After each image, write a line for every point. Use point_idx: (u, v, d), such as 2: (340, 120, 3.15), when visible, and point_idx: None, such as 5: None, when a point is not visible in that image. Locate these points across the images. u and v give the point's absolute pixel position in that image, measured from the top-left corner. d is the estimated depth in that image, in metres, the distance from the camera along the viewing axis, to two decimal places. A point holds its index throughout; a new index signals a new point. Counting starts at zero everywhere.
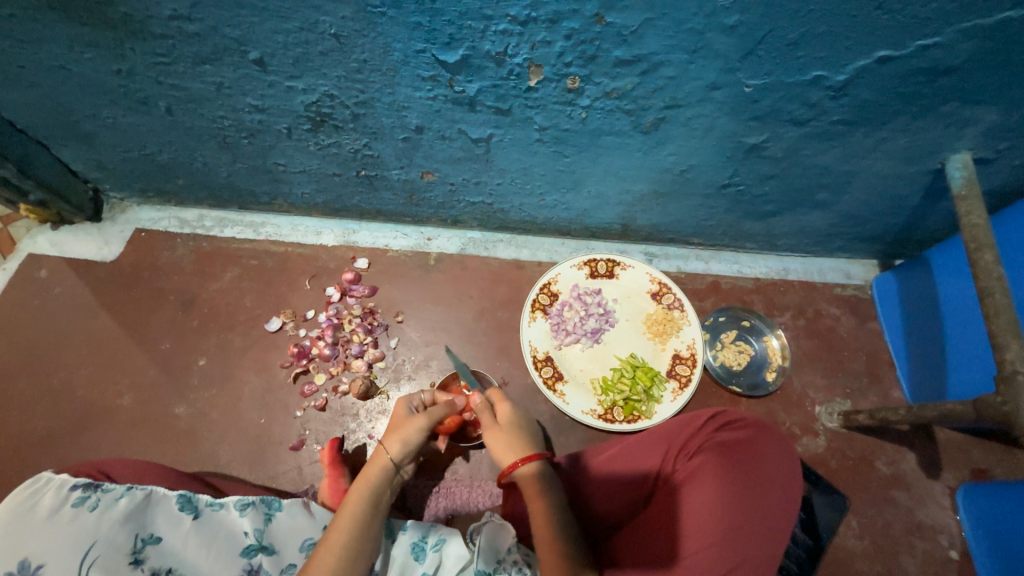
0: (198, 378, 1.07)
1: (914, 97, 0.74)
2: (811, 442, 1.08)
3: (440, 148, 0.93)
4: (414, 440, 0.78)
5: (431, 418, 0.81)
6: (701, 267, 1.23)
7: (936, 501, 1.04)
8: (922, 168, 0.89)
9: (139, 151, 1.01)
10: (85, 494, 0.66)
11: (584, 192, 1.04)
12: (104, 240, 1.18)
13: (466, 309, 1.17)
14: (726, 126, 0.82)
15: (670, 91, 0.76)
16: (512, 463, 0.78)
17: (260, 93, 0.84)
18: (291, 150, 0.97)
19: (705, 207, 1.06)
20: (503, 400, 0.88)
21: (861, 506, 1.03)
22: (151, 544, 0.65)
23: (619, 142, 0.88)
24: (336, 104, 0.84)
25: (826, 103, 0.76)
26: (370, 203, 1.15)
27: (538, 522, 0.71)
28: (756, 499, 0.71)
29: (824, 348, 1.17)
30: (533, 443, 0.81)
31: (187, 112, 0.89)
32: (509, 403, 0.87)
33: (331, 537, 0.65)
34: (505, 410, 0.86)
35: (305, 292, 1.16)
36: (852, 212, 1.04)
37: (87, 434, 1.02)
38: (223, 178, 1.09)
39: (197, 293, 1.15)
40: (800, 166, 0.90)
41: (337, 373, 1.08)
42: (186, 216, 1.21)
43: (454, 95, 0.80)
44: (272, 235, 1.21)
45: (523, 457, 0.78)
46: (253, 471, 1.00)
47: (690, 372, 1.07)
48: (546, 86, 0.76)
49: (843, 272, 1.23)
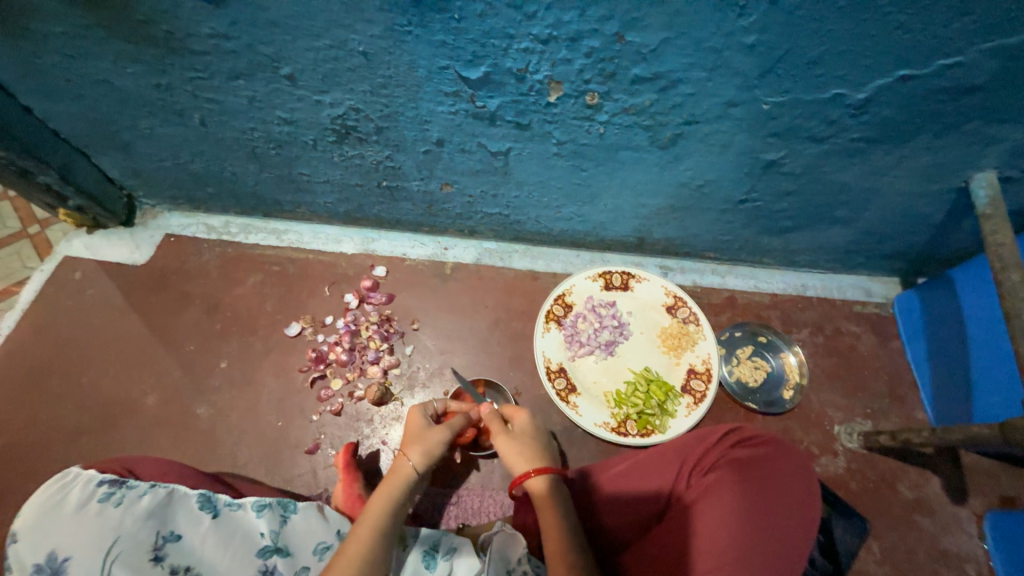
0: (219, 380, 1.10)
1: (936, 115, 0.74)
2: (830, 463, 1.06)
3: (460, 160, 0.95)
4: (436, 452, 0.80)
5: (452, 430, 0.82)
6: (718, 281, 1.22)
7: (962, 528, 1.00)
8: (946, 186, 0.88)
9: (172, 161, 1.06)
10: (110, 490, 0.68)
11: (600, 205, 1.05)
12: (136, 244, 1.23)
13: (480, 319, 1.18)
14: (744, 142, 0.83)
15: (688, 107, 0.77)
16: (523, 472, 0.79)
17: (289, 107, 0.87)
18: (316, 161, 1.01)
19: (721, 222, 1.06)
20: (519, 411, 0.88)
21: (883, 531, 1.00)
22: (171, 541, 0.66)
23: (636, 157, 0.89)
24: (361, 117, 0.87)
25: (846, 121, 0.76)
26: (389, 213, 1.18)
27: (550, 535, 0.70)
28: (774, 519, 0.69)
29: (843, 366, 1.14)
30: (548, 456, 0.82)
31: (219, 124, 0.93)
32: (526, 413, 0.88)
33: (350, 546, 0.66)
34: (521, 421, 0.86)
35: (324, 299, 1.19)
36: (873, 229, 1.03)
37: (112, 431, 1.05)
38: (250, 187, 1.13)
39: (220, 297, 1.18)
40: (819, 182, 0.90)
41: (353, 378, 1.10)
42: (213, 222, 1.26)
43: (475, 109, 0.82)
44: (294, 242, 1.24)
45: (534, 469, 0.79)
46: (269, 473, 1.02)
47: (705, 387, 1.06)
48: (565, 101, 0.78)
49: (863, 289, 1.21)
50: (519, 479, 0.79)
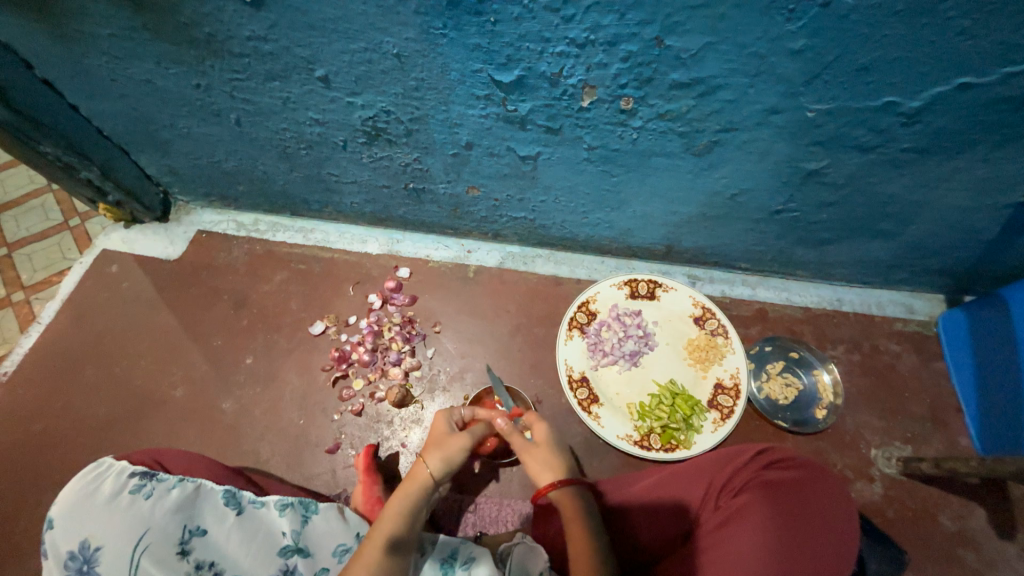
0: (245, 375, 1.12)
1: (998, 126, 0.69)
2: (866, 488, 1.01)
3: (488, 164, 0.95)
4: (455, 461, 0.77)
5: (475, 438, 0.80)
6: (748, 293, 1.18)
7: (1010, 565, 0.94)
8: (1003, 200, 0.82)
9: (207, 160, 1.09)
10: (141, 482, 0.69)
11: (628, 212, 1.03)
12: (169, 239, 1.26)
13: (502, 323, 1.17)
14: (785, 151, 0.79)
15: (727, 115, 0.75)
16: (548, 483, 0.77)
17: (322, 109, 0.88)
18: (344, 162, 1.01)
19: (754, 232, 1.02)
20: (541, 420, 0.85)
21: (922, 564, 0.95)
22: (197, 536, 0.67)
23: (669, 164, 0.87)
24: (391, 120, 0.87)
25: (897, 130, 0.72)
26: (414, 215, 1.18)
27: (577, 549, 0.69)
28: (808, 548, 0.66)
29: (881, 387, 1.09)
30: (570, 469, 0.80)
31: (253, 124, 0.95)
32: (548, 423, 0.85)
33: (367, 552, 0.66)
34: (543, 430, 0.83)
35: (349, 298, 1.20)
36: (919, 243, 0.98)
37: (141, 422, 1.08)
38: (280, 186, 1.15)
39: (248, 294, 1.20)
40: (864, 194, 0.86)
41: (374, 379, 1.10)
42: (243, 220, 1.28)
43: (506, 113, 0.81)
44: (320, 242, 1.26)
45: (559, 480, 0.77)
46: (290, 470, 1.03)
47: (733, 403, 1.02)
48: (599, 106, 0.76)
49: (904, 306, 1.16)
50: (543, 490, 0.76)
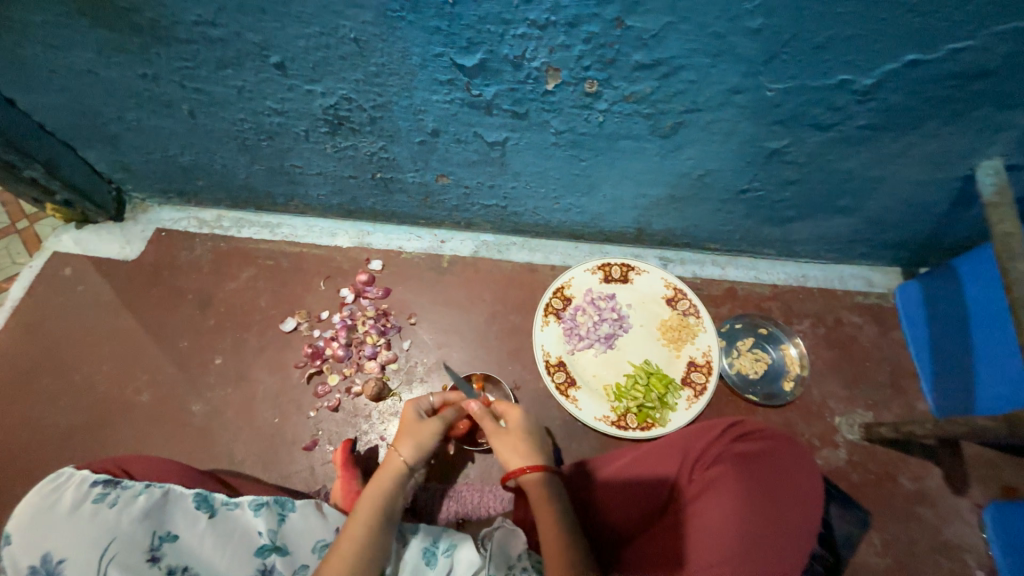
0: (214, 376, 1.09)
1: (946, 102, 0.72)
2: (831, 454, 1.05)
3: (456, 151, 0.93)
4: (426, 446, 0.79)
5: (445, 424, 0.82)
6: (718, 273, 1.21)
7: (963, 518, 1.01)
8: (952, 174, 0.86)
9: (160, 154, 1.04)
10: (105, 490, 0.67)
11: (599, 195, 1.03)
12: (126, 239, 1.21)
13: (478, 313, 1.17)
14: (747, 130, 0.81)
15: (690, 95, 0.75)
16: (519, 466, 0.78)
17: (280, 97, 0.84)
18: (308, 153, 0.98)
19: (722, 212, 1.04)
20: (513, 407, 0.86)
21: (884, 523, 1.00)
22: (168, 542, 0.65)
23: (636, 147, 0.87)
24: (353, 107, 0.85)
25: (852, 108, 0.74)
26: (384, 205, 1.15)
27: (545, 531, 0.70)
28: (777, 513, 0.71)
29: (844, 358, 1.14)
30: (541, 450, 0.82)
31: (208, 115, 0.91)
32: (521, 410, 0.86)
33: (344, 544, 0.66)
34: (515, 417, 0.85)
35: (320, 293, 1.17)
36: (877, 218, 1.01)
37: (104, 430, 1.04)
38: (242, 180, 1.11)
39: (213, 293, 1.16)
40: (823, 171, 0.88)
41: (350, 374, 1.09)
42: (205, 217, 1.23)
43: (471, 98, 0.80)
44: (288, 236, 1.22)
45: (530, 462, 0.78)
46: (267, 470, 1.01)
47: (706, 379, 1.05)
48: (563, 89, 0.76)
49: (865, 280, 1.20)
50: (512, 472, 0.78)
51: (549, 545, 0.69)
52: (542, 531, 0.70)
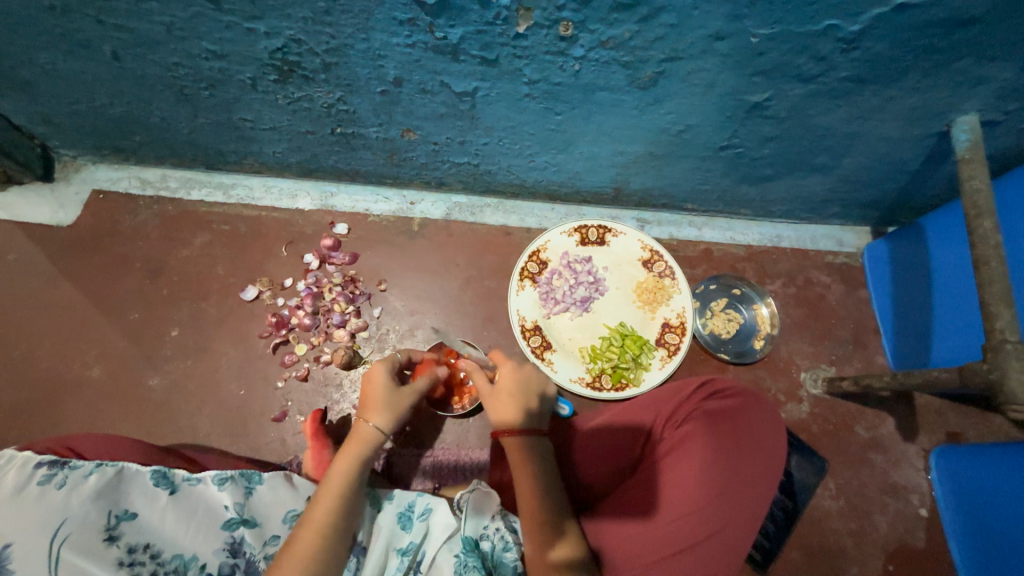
0: (172, 349, 1.03)
1: (930, 52, 0.69)
2: (795, 408, 1.10)
3: (422, 103, 0.86)
4: (403, 414, 0.77)
5: (420, 389, 0.81)
6: (694, 234, 1.20)
7: (910, 462, 1.08)
8: (928, 131, 0.85)
9: (85, 105, 0.92)
10: (50, 471, 0.62)
11: (575, 152, 0.98)
12: (59, 203, 1.10)
13: (452, 278, 1.13)
14: (728, 82, 0.76)
15: (671, 41, 0.69)
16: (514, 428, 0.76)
17: (218, 36, 0.73)
18: (257, 104, 0.89)
19: (700, 170, 1.02)
20: (506, 363, 0.83)
21: (839, 469, 1.07)
22: (126, 520, 0.62)
23: (614, 99, 0.82)
24: (304, 51, 0.75)
25: (837, 57, 0.70)
26: (347, 163, 1.07)
27: (522, 492, 0.70)
28: (744, 466, 0.74)
29: (812, 316, 1.17)
30: (535, 412, 0.79)
31: (135, 57, 0.79)
32: (511, 365, 0.83)
33: (314, 517, 0.64)
34: (506, 374, 0.82)
35: (282, 259, 1.11)
36: (852, 177, 1.01)
37: (56, 407, 0.99)
38: (184, 135, 1.00)
39: (165, 261, 1.09)
40: (803, 127, 0.86)
41: (319, 343, 1.05)
42: (148, 177, 1.13)
43: (434, 42, 0.71)
44: (244, 198, 1.13)
45: (529, 428, 0.77)
46: (236, 443, 0.99)
47: (679, 340, 1.06)
48: (536, 33, 0.68)
49: (835, 239, 1.22)
50: (502, 433, 0.76)
51: (523, 505, 0.70)
52: (517, 491, 0.71)
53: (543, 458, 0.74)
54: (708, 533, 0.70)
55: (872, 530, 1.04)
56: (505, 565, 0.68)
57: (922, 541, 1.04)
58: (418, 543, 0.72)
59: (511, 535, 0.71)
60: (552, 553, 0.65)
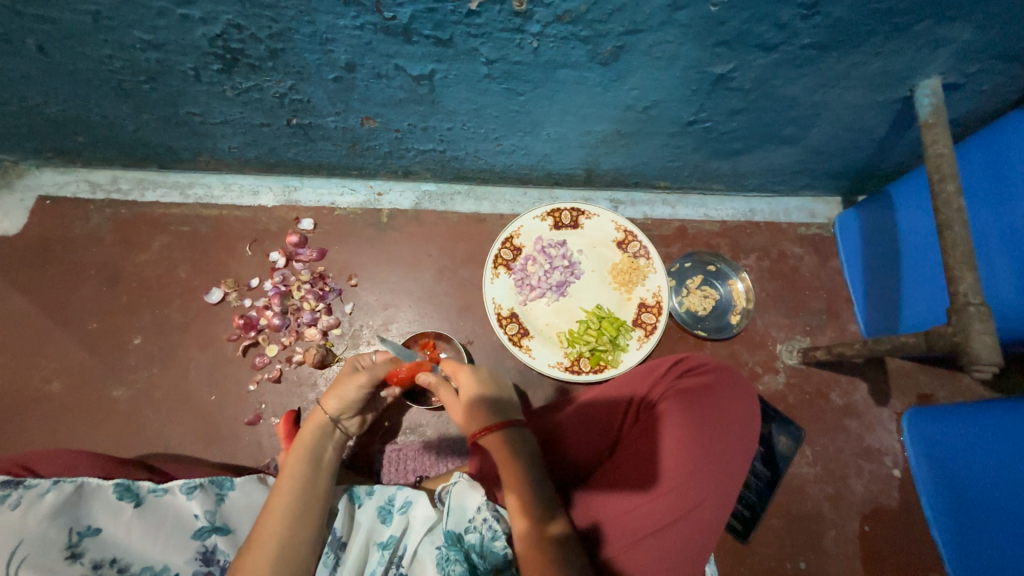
0: (136, 358, 1.00)
1: (889, 15, 0.68)
2: (772, 380, 1.12)
3: (378, 88, 0.82)
4: (351, 397, 0.78)
5: (372, 375, 0.80)
6: (667, 212, 1.20)
7: (884, 426, 1.10)
8: (892, 97, 0.85)
9: (18, 105, 0.86)
10: (4, 492, 0.59)
11: (543, 135, 0.96)
12: (3, 211, 1.05)
13: (426, 269, 1.11)
14: (691, 54, 0.74)
15: (629, 13, 0.66)
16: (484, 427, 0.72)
17: (151, 24, 0.68)
18: (204, 96, 0.84)
19: (669, 147, 1.00)
20: (461, 369, 0.81)
21: (815, 436, 1.09)
22: (89, 536, 0.60)
23: (576, 76, 0.79)
24: (246, 38, 0.70)
25: (798, 24, 0.68)
26: (308, 156, 1.03)
27: (512, 490, 0.66)
28: (721, 440, 0.74)
29: (786, 288, 1.18)
30: (501, 409, 0.75)
31: (63, 50, 0.74)
32: (468, 371, 0.80)
33: (273, 502, 0.63)
34: (464, 380, 0.80)
35: (247, 259, 1.07)
36: (820, 147, 1.00)
37: (15, 425, 0.95)
38: (131, 133, 0.95)
39: (122, 267, 1.05)
40: (768, 98, 0.84)
41: (290, 343, 1.03)
42: (98, 179, 1.08)
43: (384, 23, 0.67)
44: (202, 197, 1.09)
45: (496, 423, 0.72)
46: (210, 450, 0.97)
47: (656, 319, 1.06)
48: (489, 9, 0.64)
49: (808, 211, 1.22)
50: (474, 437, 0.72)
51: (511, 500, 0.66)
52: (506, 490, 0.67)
53: (529, 449, 0.71)
54: (690, 506, 0.71)
55: (848, 493, 1.07)
56: (495, 554, 0.67)
57: (895, 500, 1.07)
58: (398, 537, 0.70)
59: (498, 523, 0.69)
60: (549, 528, 0.64)
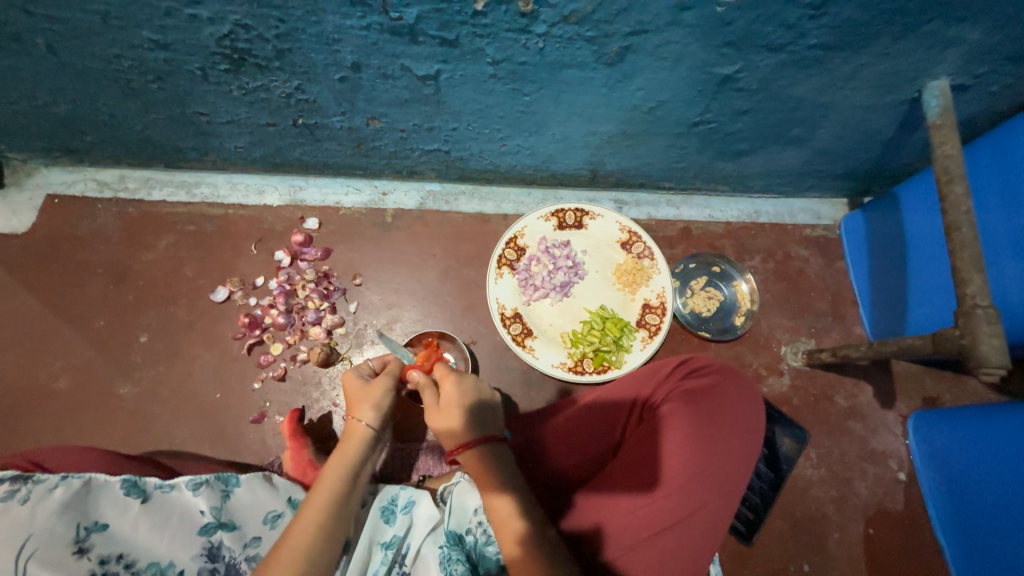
0: (142, 355, 1.01)
1: (898, 15, 0.67)
2: (776, 382, 1.11)
3: (383, 89, 0.82)
4: (385, 404, 0.75)
5: (394, 377, 0.78)
6: (672, 213, 1.20)
7: (889, 428, 1.10)
8: (899, 98, 0.84)
9: (28, 104, 0.87)
10: (13, 487, 0.59)
11: (547, 135, 0.96)
12: (12, 209, 1.05)
13: (430, 269, 1.11)
14: (697, 54, 0.74)
15: (636, 13, 0.66)
16: (462, 444, 0.70)
17: (159, 24, 0.69)
18: (210, 96, 0.84)
19: (674, 147, 1.00)
20: (450, 376, 0.75)
21: (820, 439, 1.09)
22: (96, 532, 0.60)
23: (582, 76, 0.79)
24: (253, 37, 0.71)
25: (805, 24, 0.68)
26: (313, 155, 1.04)
27: (505, 498, 0.66)
28: (725, 443, 0.74)
29: (791, 290, 1.17)
30: (489, 423, 0.73)
31: (72, 50, 0.74)
32: (455, 380, 0.75)
33: (306, 514, 0.62)
34: (450, 387, 0.74)
35: (252, 258, 1.08)
36: (826, 148, 1.00)
37: (22, 421, 0.96)
38: (138, 132, 0.96)
39: (129, 265, 1.05)
40: (775, 98, 0.84)
41: (295, 341, 1.03)
42: (105, 178, 1.08)
43: (390, 23, 0.67)
44: (208, 197, 1.10)
45: (477, 440, 0.70)
46: (214, 447, 0.97)
47: (660, 320, 1.06)
48: (495, 9, 0.64)
49: (813, 212, 1.22)
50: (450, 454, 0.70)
51: (502, 508, 0.65)
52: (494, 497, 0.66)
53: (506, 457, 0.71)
54: (692, 507, 0.71)
55: (852, 496, 1.06)
56: (489, 559, 0.67)
57: (900, 503, 1.06)
58: (401, 536, 0.71)
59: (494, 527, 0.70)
60: (548, 531, 0.64)
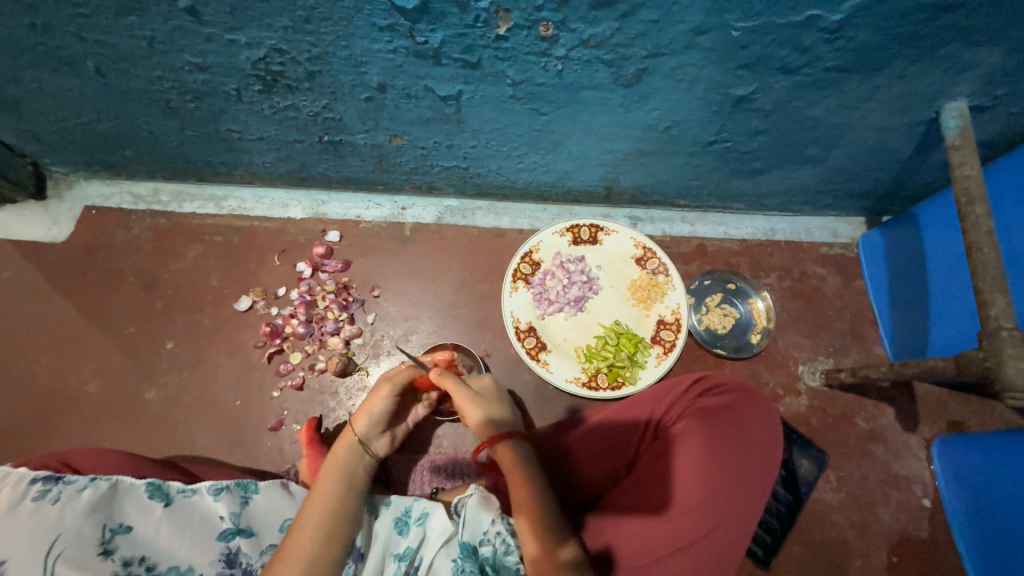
0: (167, 361, 1.04)
1: (913, 39, 0.68)
2: (793, 401, 1.09)
3: (407, 108, 0.85)
4: (379, 413, 0.79)
5: (395, 385, 0.79)
6: (687, 230, 1.20)
7: (912, 452, 1.07)
8: (917, 118, 0.84)
9: (74, 122, 0.92)
10: (45, 487, 0.61)
11: (564, 152, 0.98)
12: (53, 219, 1.11)
13: (446, 282, 1.13)
14: (713, 76, 0.76)
15: (653, 37, 0.68)
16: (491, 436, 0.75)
17: (200, 49, 0.73)
18: (243, 114, 0.89)
19: (690, 165, 1.01)
20: (483, 376, 0.83)
21: (839, 462, 1.06)
22: (121, 534, 0.62)
23: (599, 97, 0.81)
24: (286, 60, 0.74)
25: (820, 48, 0.69)
26: (337, 171, 1.07)
27: (523, 519, 0.67)
28: (741, 464, 0.73)
29: (808, 308, 1.16)
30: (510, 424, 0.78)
31: (119, 72, 0.79)
32: (489, 379, 0.83)
33: (305, 516, 0.65)
34: (484, 385, 0.82)
35: (275, 269, 1.11)
36: (843, 167, 1.00)
37: (52, 423, 1.00)
38: (173, 148, 1.00)
39: (158, 274, 1.09)
40: (791, 119, 0.85)
41: (313, 351, 1.05)
42: (140, 191, 1.13)
43: (416, 47, 0.70)
44: (235, 209, 1.14)
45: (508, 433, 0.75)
46: (233, 453, 0.99)
47: (675, 337, 1.05)
48: (517, 34, 0.67)
49: (831, 230, 1.21)
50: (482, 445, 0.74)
51: (524, 528, 0.66)
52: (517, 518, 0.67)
53: (532, 468, 0.72)
54: (707, 529, 0.70)
55: (874, 522, 1.03)
56: (507, 568, 0.68)
57: (925, 531, 1.03)
58: (414, 549, 0.71)
59: (512, 538, 0.70)
60: (560, 553, 0.63)
